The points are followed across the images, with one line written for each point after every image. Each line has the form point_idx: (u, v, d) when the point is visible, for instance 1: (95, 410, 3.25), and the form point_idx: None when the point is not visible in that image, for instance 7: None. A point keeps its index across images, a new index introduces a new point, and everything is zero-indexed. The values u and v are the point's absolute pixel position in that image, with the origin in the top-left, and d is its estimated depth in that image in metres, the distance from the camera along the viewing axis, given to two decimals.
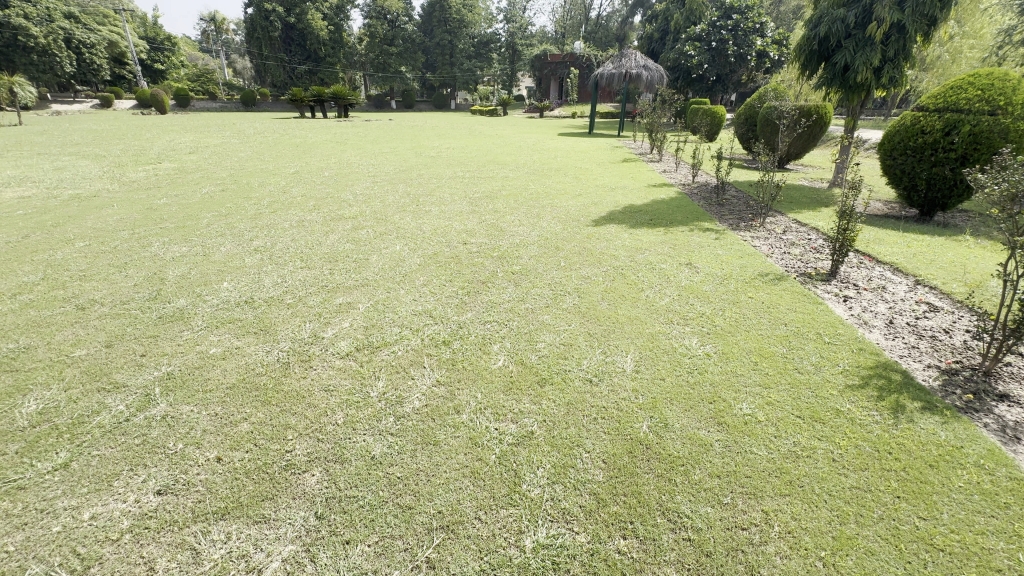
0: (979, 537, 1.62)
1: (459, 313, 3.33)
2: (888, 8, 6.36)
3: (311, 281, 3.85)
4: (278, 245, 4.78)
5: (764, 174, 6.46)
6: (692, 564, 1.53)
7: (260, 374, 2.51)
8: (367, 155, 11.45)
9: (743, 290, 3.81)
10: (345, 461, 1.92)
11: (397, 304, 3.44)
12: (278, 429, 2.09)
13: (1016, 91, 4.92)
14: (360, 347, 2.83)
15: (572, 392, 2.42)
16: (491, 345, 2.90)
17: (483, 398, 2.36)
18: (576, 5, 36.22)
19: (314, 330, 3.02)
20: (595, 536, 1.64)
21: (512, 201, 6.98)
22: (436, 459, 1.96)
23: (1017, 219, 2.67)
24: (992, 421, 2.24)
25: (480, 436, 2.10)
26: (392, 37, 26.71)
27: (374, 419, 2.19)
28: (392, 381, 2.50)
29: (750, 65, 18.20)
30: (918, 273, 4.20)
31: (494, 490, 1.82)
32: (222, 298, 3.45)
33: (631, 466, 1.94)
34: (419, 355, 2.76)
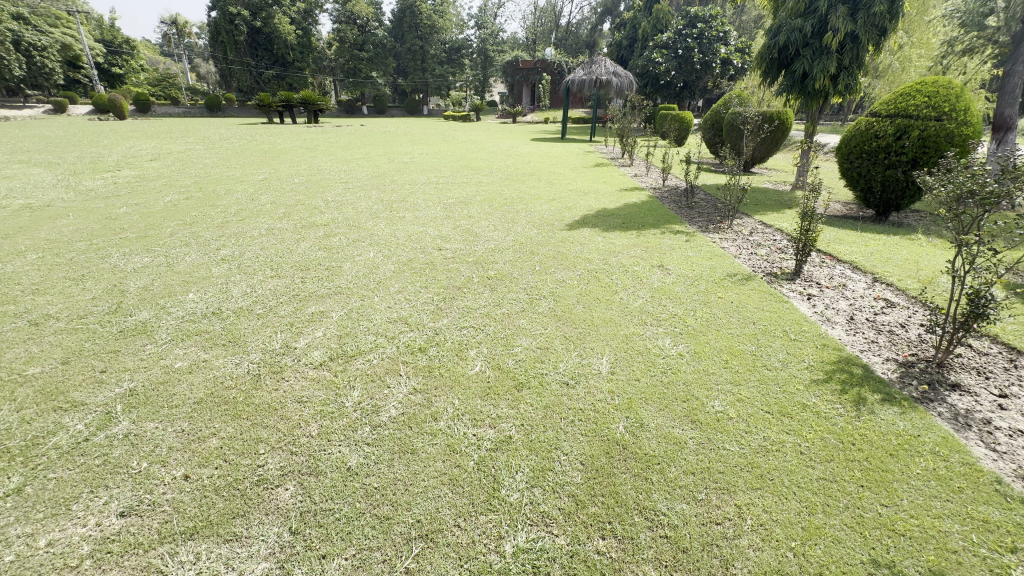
0: (936, 520, 1.72)
1: (435, 320, 3.33)
2: (842, 19, 6.69)
3: (282, 290, 3.78)
4: (247, 254, 4.67)
5: (731, 177, 6.68)
6: (669, 561, 1.57)
7: (230, 387, 2.44)
8: (339, 161, 11.30)
9: (713, 290, 3.93)
10: (320, 474, 1.90)
11: (373, 312, 3.41)
12: (249, 443, 2.05)
13: (959, 98, 5.25)
14: (335, 357, 2.80)
15: (549, 395, 2.45)
16: (468, 351, 2.91)
17: (461, 405, 2.37)
18: (547, 12, 36.73)
19: (286, 340, 2.97)
20: (574, 538, 1.66)
21: (486, 207, 6.99)
22: (414, 467, 1.95)
23: (963, 219, 2.85)
24: (945, 410, 2.38)
25: (459, 443, 2.10)
26: (362, 43, 26.18)
27: (349, 430, 2.16)
28: (368, 390, 2.48)
29: (715, 72, 18.80)
30: (875, 271, 4.41)
31: (474, 496, 1.82)
32: (187, 310, 3.35)
33: (608, 466, 1.98)
34: (395, 363, 2.74)
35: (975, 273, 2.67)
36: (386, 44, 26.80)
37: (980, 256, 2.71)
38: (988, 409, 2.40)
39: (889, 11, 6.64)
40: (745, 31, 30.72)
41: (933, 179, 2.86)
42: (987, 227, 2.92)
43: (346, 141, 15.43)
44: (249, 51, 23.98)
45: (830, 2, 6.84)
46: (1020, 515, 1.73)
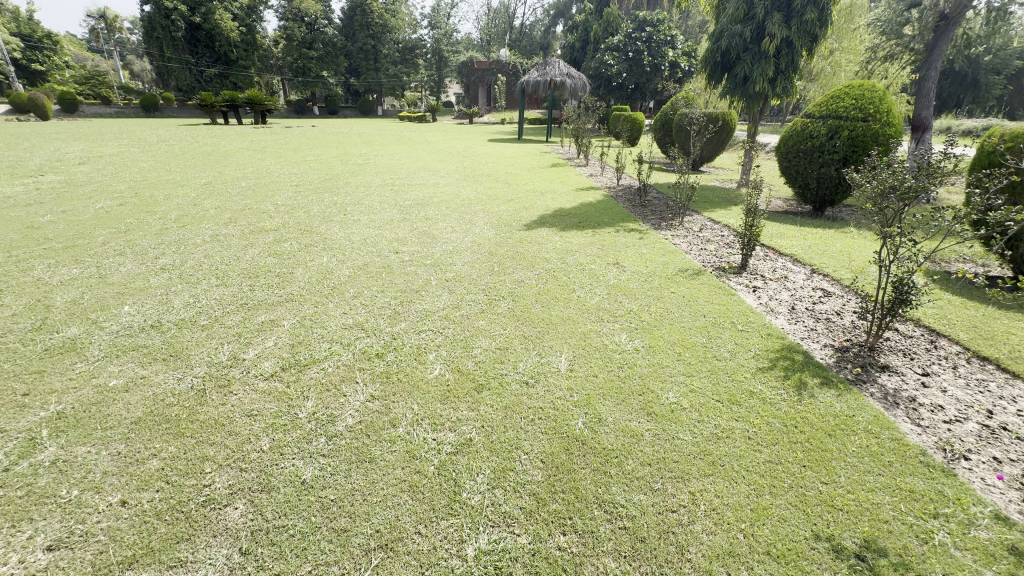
0: (870, 494, 1.84)
1: (393, 324, 3.26)
2: (778, 26, 7.08)
3: (229, 300, 3.59)
4: (189, 262, 4.41)
5: (681, 176, 6.92)
6: (627, 551, 1.61)
7: (171, 405, 2.30)
8: (288, 163, 10.88)
9: (666, 285, 4.06)
10: (273, 490, 1.82)
11: (327, 319, 3.30)
12: (194, 462, 1.93)
13: (882, 100, 5.65)
14: (287, 367, 2.69)
15: (509, 396, 2.45)
16: (426, 354, 2.87)
17: (420, 409, 2.33)
18: (501, 13, 36.82)
19: (233, 351, 2.83)
20: (536, 536, 1.67)
21: (444, 208, 6.92)
22: (373, 476, 1.90)
23: (886, 213, 3.07)
24: (876, 390, 2.56)
25: (419, 449, 2.06)
26: (311, 41, 24.83)
27: (303, 441, 2.08)
28: (323, 399, 2.39)
29: (664, 75, 19.42)
30: (813, 263, 4.68)
31: (434, 501, 1.80)
32: (123, 324, 3.13)
33: (568, 463, 2.00)
34: (351, 370, 2.66)
35: (898, 263, 2.88)
36: (337, 43, 25.88)
37: (902, 247, 2.94)
38: (913, 387, 2.59)
39: (819, 19, 7.08)
40: (691, 35, 31.91)
41: (860, 176, 3.08)
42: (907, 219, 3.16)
43: (297, 143, 14.87)
44: (189, 48, 22.58)
45: (767, 10, 7.22)
46: (940, 483, 1.88)
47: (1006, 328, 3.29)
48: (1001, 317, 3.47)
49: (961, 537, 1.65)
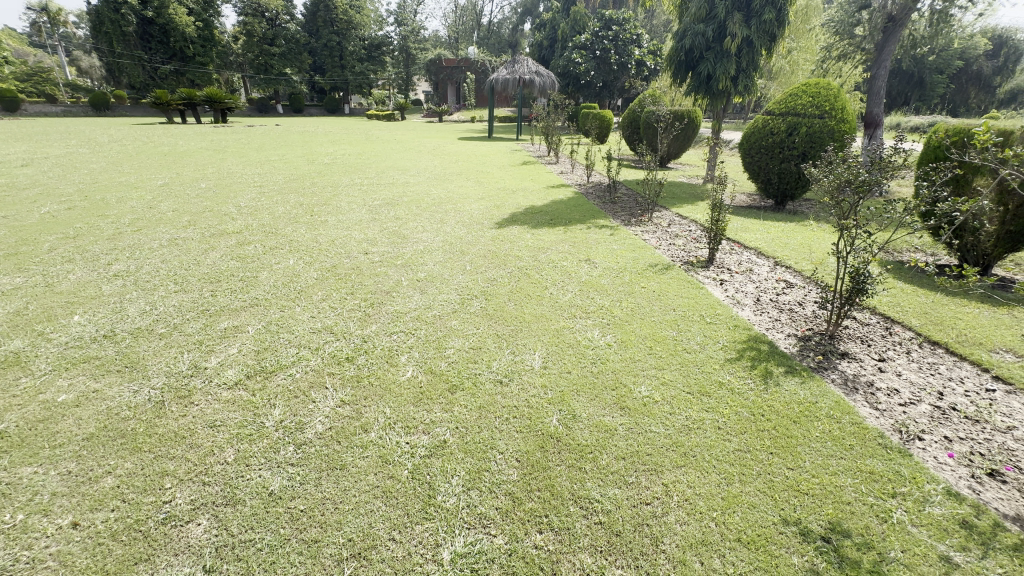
0: (834, 477, 1.88)
1: (362, 327, 3.16)
2: (738, 25, 7.26)
3: (188, 306, 3.41)
4: (145, 268, 4.18)
5: (649, 172, 7.01)
6: (603, 546, 1.59)
7: (127, 419, 2.15)
8: (251, 163, 10.49)
9: (637, 280, 4.09)
10: (238, 503, 1.72)
11: (294, 323, 3.17)
12: (152, 478, 1.81)
13: (837, 99, 5.88)
14: (251, 374, 2.56)
15: (483, 395, 2.40)
16: (398, 357, 2.78)
17: (393, 413, 2.25)
18: (469, 11, 36.49)
19: (194, 360, 2.68)
20: (512, 536, 1.63)
21: (414, 208, 6.80)
22: (344, 484, 1.82)
23: (844, 206, 3.17)
24: (837, 376, 2.64)
25: (391, 453, 1.99)
26: (272, 37, 23.98)
27: (270, 451, 1.98)
28: (290, 407, 2.29)
29: (632, 73, 19.68)
30: (777, 255, 4.81)
31: (407, 506, 1.74)
32: (73, 335, 2.92)
33: (543, 460, 1.97)
34: (320, 376, 2.56)
35: (855, 253, 2.98)
36: (299, 39, 25.07)
37: (859, 237, 3.03)
38: (871, 372, 2.68)
39: (777, 19, 7.29)
40: (656, 34, 32.44)
41: (820, 170, 3.17)
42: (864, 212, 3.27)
43: (260, 142, 14.37)
44: (141, 44, 21.50)
45: (727, 10, 7.39)
46: (898, 463, 1.95)
47: (955, 313, 3.45)
48: (949, 303, 3.65)
49: (917, 514, 1.70)
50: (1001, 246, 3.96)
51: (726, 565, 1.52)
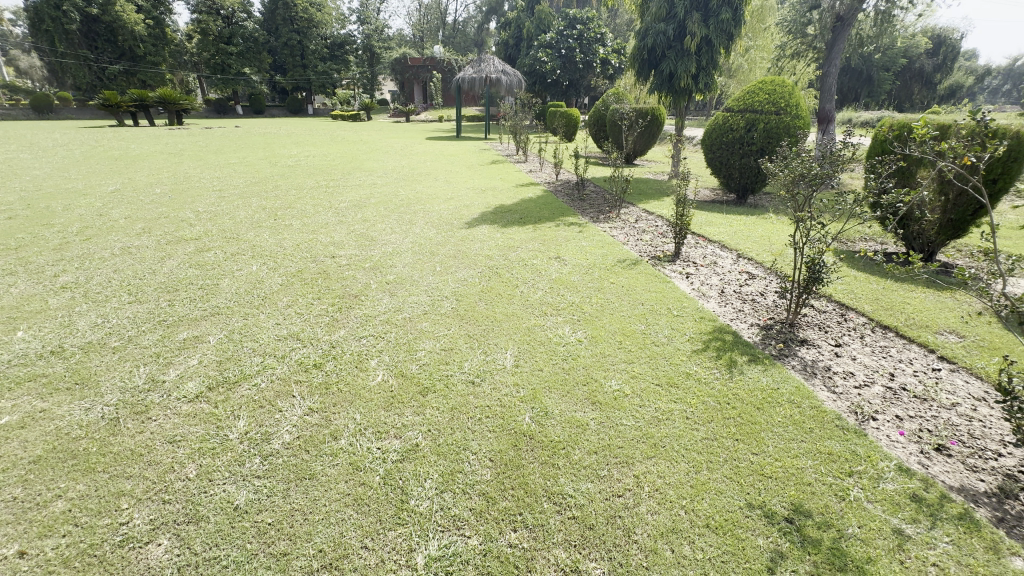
0: (795, 460, 1.95)
1: (330, 332, 3.08)
2: (697, 25, 7.45)
3: (144, 317, 3.26)
4: (96, 279, 3.96)
5: (616, 169, 7.12)
6: (577, 540, 1.61)
7: (79, 438, 2.03)
8: (210, 167, 10.10)
9: (606, 276, 4.14)
10: (201, 520, 1.65)
11: (258, 331, 3.07)
12: (108, 499, 1.72)
13: (791, 95, 6.14)
14: (214, 386, 2.45)
15: (455, 397, 2.38)
16: (368, 361, 2.73)
17: (363, 418, 2.21)
18: (433, 9, 36.01)
19: (151, 374, 2.55)
20: (487, 536, 1.63)
21: (383, 210, 6.68)
22: (314, 494, 1.78)
23: (799, 199, 3.29)
24: (797, 362, 2.74)
25: (362, 460, 1.95)
26: (229, 36, 23.09)
27: (235, 464, 1.91)
28: (255, 417, 2.21)
29: (597, 72, 19.91)
30: (739, 248, 4.96)
31: (380, 513, 1.70)
32: (16, 352, 2.75)
33: (516, 459, 1.97)
34: (286, 384, 2.48)
35: (810, 244, 3.10)
36: (258, 38, 24.24)
37: (814, 229, 3.15)
38: (828, 357, 2.80)
39: (733, 18, 7.51)
40: (620, 33, 32.85)
41: (777, 166, 3.27)
42: (818, 204, 3.40)
43: (219, 144, 13.87)
44: (86, 43, 20.36)
45: (687, 9, 7.57)
46: (853, 443, 2.04)
47: (904, 298, 3.63)
48: (898, 289, 3.84)
49: (872, 490, 1.78)
50: (944, 233, 4.20)
51: (695, 551, 1.56)
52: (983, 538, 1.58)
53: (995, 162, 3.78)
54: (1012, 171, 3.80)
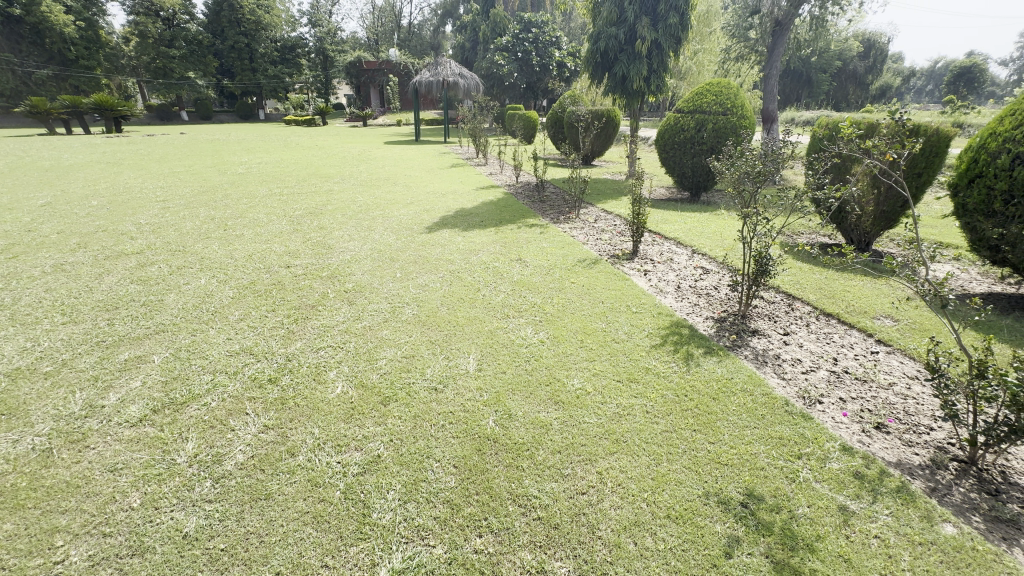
0: (749, 446, 2.02)
1: (286, 344, 2.97)
2: (646, 29, 7.66)
3: (80, 338, 3.04)
4: (24, 299, 3.67)
5: (574, 170, 7.20)
6: (542, 541, 1.60)
7: (5, 474, 1.87)
8: (153, 176, 9.57)
9: (567, 276, 4.18)
10: (147, 551, 1.56)
11: (207, 347, 2.91)
12: (40, 538, 1.59)
13: (736, 96, 6.41)
14: (158, 409, 2.30)
15: (417, 404, 2.34)
16: (327, 373, 2.64)
17: (322, 432, 2.13)
18: (387, 12, 35.49)
19: (88, 399, 2.38)
20: (452, 543, 1.60)
21: (340, 216, 6.51)
22: (270, 514, 1.70)
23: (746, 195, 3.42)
24: (750, 352, 2.85)
25: (321, 475, 1.88)
26: (171, 38, 21.95)
27: (183, 489, 1.80)
28: (205, 439, 2.09)
29: (554, 75, 20.13)
30: (693, 244, 5.12)
31: (341, 529, 1.65)
32: None
33: (481, 463, 1.95)
34: (238, 402, 2.36)
35: (757, 238, 3.23)
36: (203, 40, 22.82)
37: (760, 224, 3.28)
38: (778, 346, 2.92)
39: (681, 23, 7.76)
40: (574, 36, 33.34)
41: (724, 164, 3.40)
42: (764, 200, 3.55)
43: (164, 152, 13.18)
44: (8, 45, 18.87)
45: (636, 14, 7.76)
46: (802, 426, 2.13)
47: (844, 287, 3.84)
48: (839, 278, 4.06)
49: (820, 470, 1.87)
50: (878, 224, 4.47)
51: (657, 542, 1.59)
52: (918, 507, 1.68)
53: (918, 156, 4.06)
54: (933, 165, 4.08)
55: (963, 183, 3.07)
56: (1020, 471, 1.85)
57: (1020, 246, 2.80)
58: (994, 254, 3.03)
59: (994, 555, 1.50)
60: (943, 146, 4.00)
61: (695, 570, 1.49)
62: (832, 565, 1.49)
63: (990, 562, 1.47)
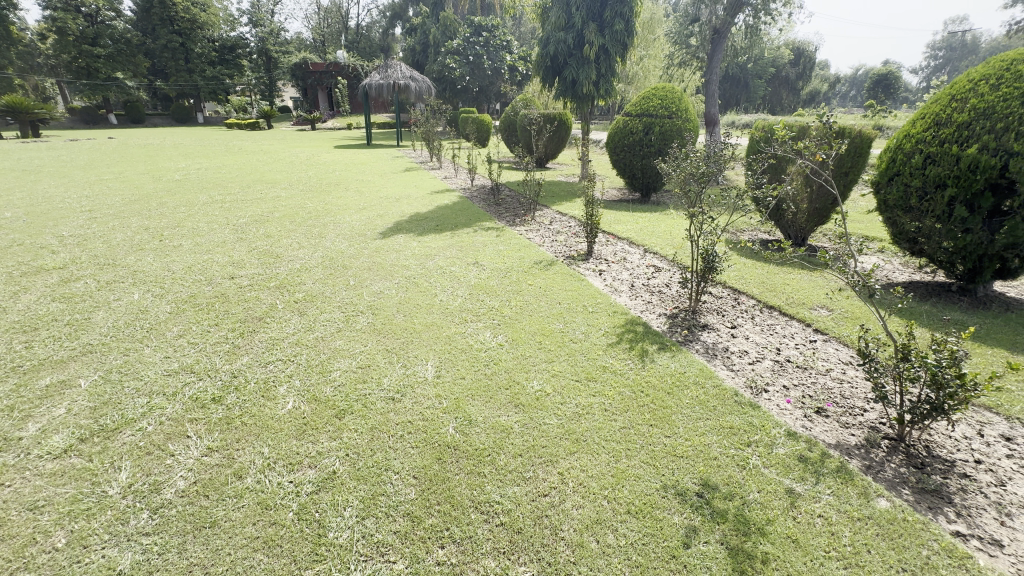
0: (703, 437, 2.07)
1: (231, 360, 2.78)
2: (594, 34, 7.81)
3: None
4: None
5: (528, 173, 7.24)
6: (505, 547, 1.57)
7: None
8: (77, 184, 8.81)
9: (524, 279, 4.17)
10: None
11: (142, 368, 2.69)
12: None
13: (680, 100, 6.66)
14: (86, 437, 2.09)
15: (374, 416, 2.25)
16: (277, 388, 2.49)
17: (272, 451, 2.00)
18: (333, 12, 34.53)
19: (2, 432, 2.13)
20: (413, 557, 1.53)
21: (288, 223, 6.23)
22: (216, 543, 1.58)
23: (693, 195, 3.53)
24: (701, 346, 2.93)
25: (273, 497, 1.76)
26: (94, 36, 19.87)
27: (116, 524, 1.64)
28: (140, 467, 1.91)
29: (505, 79, 20.22)
30: (645, 243, 5.25)
31: (295, 552, 1.55)
32: None
33: (441, 472, 1.89)
34: (179, 425, 2.18)
35: (704, 236, 3.34)
36: (132, 39, 21.30)
37: (706, 222, 3.40)
38: (727, 339, 3.03)
39: (626, 29, 7.97)
40: (523, 41, 33.69)
41: (672, 166, 3.49)
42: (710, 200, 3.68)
43: (90, 158, 12.20)
44: None
45: (584, 19, 7.90)
46: (750, 415, 2.21)
47: (784, 280, 4.04)
48: (780, 272, 4.27)
49: (768, 456, 1.94)
50: (812, 220, 4.74)
51: (618, 539, 1.59)
52: (856, 485, 1.77)
53: (845, 157, 4.35)
54: (858, 165, 4.38)
55: (884, 180, 3.27)
56: (943, 444, 1.99)
57: (933, 238, 3.04)
58: (912, 246, 3.26)
59: (923, 524, 1.59)
60: (866, 147, 4.30)
61: (657, 563, 1.50)
62: (782, 547, 1.54)
63: (919, 531, 1.57)
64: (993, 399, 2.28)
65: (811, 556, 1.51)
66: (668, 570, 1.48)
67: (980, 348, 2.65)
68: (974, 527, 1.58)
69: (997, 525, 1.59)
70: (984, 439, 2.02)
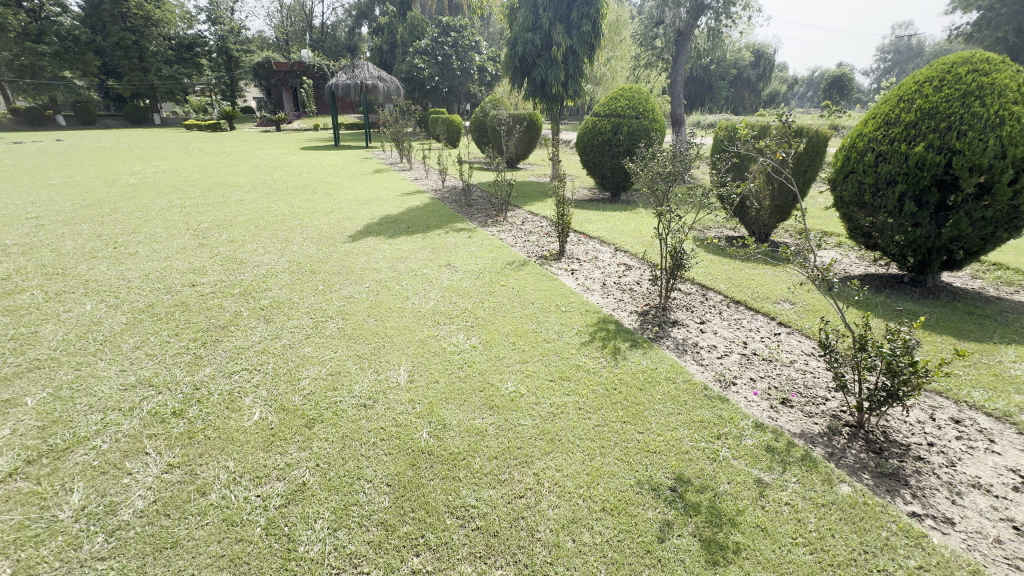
0: (675, 432, 2.08)
1: (192, 372, 2.65)
2: (562, 35, 7.84)
3: None
4: None
5: (499, 173, 7.21)
6: (481, 551, 1.54)
7: None
8: (21, 190, 8.28)
9: (497, 280, 4.14)
10: None
11: (95, 383, 2.53)
12: None
13: (646, 101, 6.77)
14: (34, 459, 1.95)
15: (346, 424, 2.18)
16: (242, 399, 2.38)
17: (237, 465, 1.91)
18: (296, 11, 33.65)
19: None
20: (387, 568, 1.49)
21: (252, 227, 6.02)
22: (177, 564, 1.49)
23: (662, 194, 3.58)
24: (671, 341, 2.97)
25: (238, 512, 1.68)
26: (37, 32, 18.81)
27: (68, 550, 1.53)
28: (94, 487, 1.79)
29: (475, 79, 20.13)
30: (616, 242, 5.30)
31: (263, 569, 1.48)
32: None
33: (415, 479, 1.84)
34: (136, 441, 2.06)
35: (672, 234, 3.39)
36: (80, 36, 20.15)
37: (674, 220, 3.45)
38: (696, 334, 3.08)
39: (593, 30, 8.03)
40: (493, 42, 33.66)
41: (640, 165, 3.53)
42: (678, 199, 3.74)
43: (36, 162, 11.50)
44: None
45: (551, 20, 7.92)
46: (719, 408, 2.24)
47: (749, 276, 4.15)
48: (745, 268, 4.38)
49: (737, 448, 1.97)
50: (774, 216, 4.89)
51: (594, 537, 1.58)
52: (821, 472, 1.81)
53: (803, 155, 4.50)
54: (816, 163, 4.54)
55: (839, 178, 3.38)
56: (899, 429, 2.07)
57: (886, 232, 3.16)
58: (867, 240, 3.39)
59: (882, 507, 1.65)
60: (823, 146, 4.47)
61: (632, 559, 1.50)
62: (752, 536, 1.57)
63: (879, 513, 1.62)
64: (943, 384, 2.38)
65: (780, 543, 1.54)
66: (644, 565, 1.48)
67: (931, 336, 2.78)
68: (928, 507, 1.64)
69: (949, 503, 1.66)
70: (937, 422, 2.11)
